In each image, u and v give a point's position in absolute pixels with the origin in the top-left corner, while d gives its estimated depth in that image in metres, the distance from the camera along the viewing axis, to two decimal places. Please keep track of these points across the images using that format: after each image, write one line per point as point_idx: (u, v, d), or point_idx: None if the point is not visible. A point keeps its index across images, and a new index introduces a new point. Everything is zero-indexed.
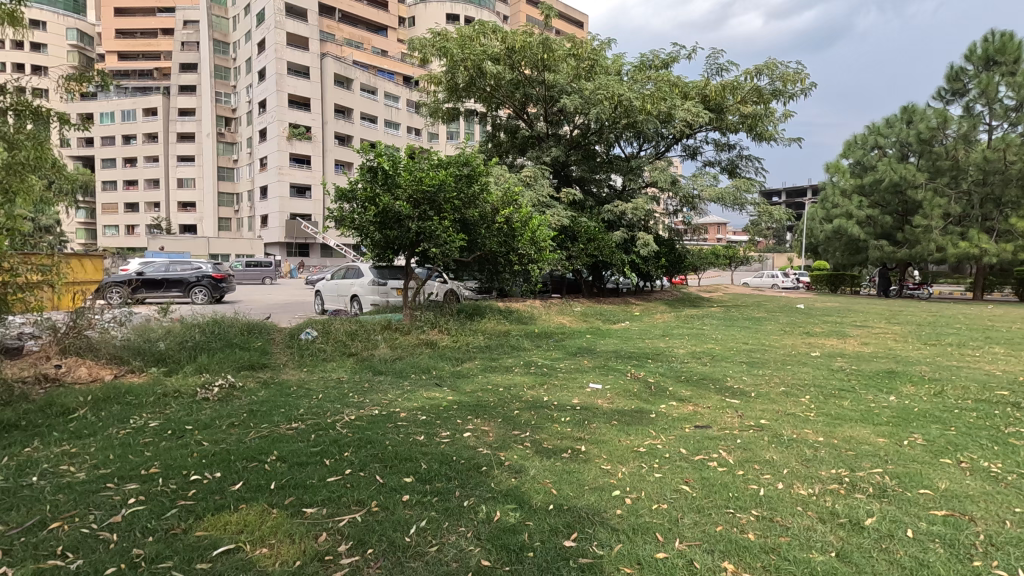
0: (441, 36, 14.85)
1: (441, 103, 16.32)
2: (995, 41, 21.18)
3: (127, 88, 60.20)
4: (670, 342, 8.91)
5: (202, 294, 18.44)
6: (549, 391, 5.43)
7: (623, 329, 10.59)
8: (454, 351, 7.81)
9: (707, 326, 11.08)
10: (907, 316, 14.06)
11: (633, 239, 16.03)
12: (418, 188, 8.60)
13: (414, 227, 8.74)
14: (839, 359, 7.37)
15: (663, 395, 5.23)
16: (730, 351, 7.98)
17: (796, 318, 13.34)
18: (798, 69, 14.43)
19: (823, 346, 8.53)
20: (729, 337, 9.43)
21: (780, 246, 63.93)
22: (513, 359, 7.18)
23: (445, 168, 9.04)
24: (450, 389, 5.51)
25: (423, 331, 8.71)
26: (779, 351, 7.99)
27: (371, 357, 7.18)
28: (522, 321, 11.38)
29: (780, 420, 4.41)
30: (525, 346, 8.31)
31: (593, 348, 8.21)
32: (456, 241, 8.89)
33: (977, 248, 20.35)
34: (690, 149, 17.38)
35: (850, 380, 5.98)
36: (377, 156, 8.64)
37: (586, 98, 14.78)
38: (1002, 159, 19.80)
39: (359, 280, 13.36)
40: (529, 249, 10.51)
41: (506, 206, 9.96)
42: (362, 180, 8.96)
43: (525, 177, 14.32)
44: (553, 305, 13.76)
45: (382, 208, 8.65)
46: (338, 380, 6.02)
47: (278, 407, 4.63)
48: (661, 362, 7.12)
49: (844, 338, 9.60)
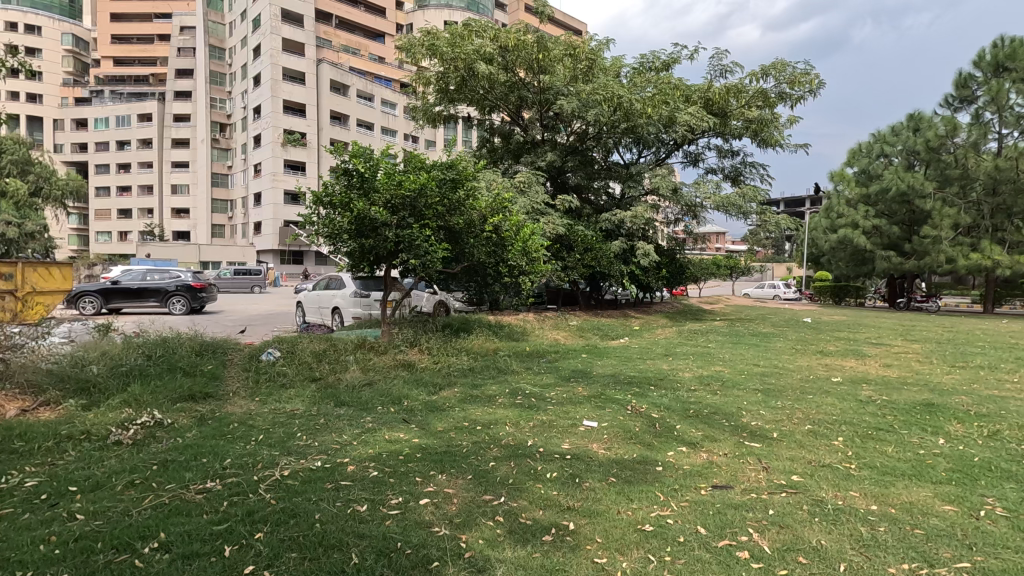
0: (431, 34, 14.08)
1: (431, 106, 15.60)
2: (1005, 46, 20.59)
3: (122, 93, 59.58)
4: (675, 363, 8.10)
5: (180, 305, 17.57)
6: (536, 431, 4.60)
7: (622, 347, 9.75)
8: (433, 374, 6.98)
9: (713, 344, 10.27)
10: (923, 332, 13.29)
11: (633, 249, 15.24)
12: (397, 193, 7.78)
13: (392, 236, 7.88)
14: (865, 386, 6.53)
15: (670, 437, 4.41)
16: (741, 376, 7.14)
17: (806, 334, 12.53)
18: (807, 70, 13.75)
19: (843, 370, 7.72)
20: (738, 358, 8.62)
21: (780, 256, 63.20)
22: (498, 386, 6.35)
23: (428, 171, 8.23)
24: (418, 428, 4.66)
25: (402, 350, 7.87)
26: (796, 376, 7.17)
27: (338, 383, 6.35)
28: (513, 338, 10.54)
29: (817, 476, 3.59)
30: (514, 368, 7.49)
31: (590, 371, 7.40)
32: (439, 251, 8.06)
33: (989, 260, 19.63)
34: (691, 156, 16.69)
35: (887, 416, 5.16)
36: (352, 156, 7.83)
37: (583, 100, 14.08)
38: (1014, 169, 19.13)
39: (340, 292, 12.57)
40: (520, 260, 9.66)
41: (495, 213, 9.18)
42: (336, 183, 8.16)
43: (518, 183, 13.56)
44: (548, 318, 12.93)
45: (357, 215, 7.81)
46: (294, 413, 5.18)
47: (202, 454, 3.78)
48: (665, 390, 6.30)
49: (863, 359, 8.80)
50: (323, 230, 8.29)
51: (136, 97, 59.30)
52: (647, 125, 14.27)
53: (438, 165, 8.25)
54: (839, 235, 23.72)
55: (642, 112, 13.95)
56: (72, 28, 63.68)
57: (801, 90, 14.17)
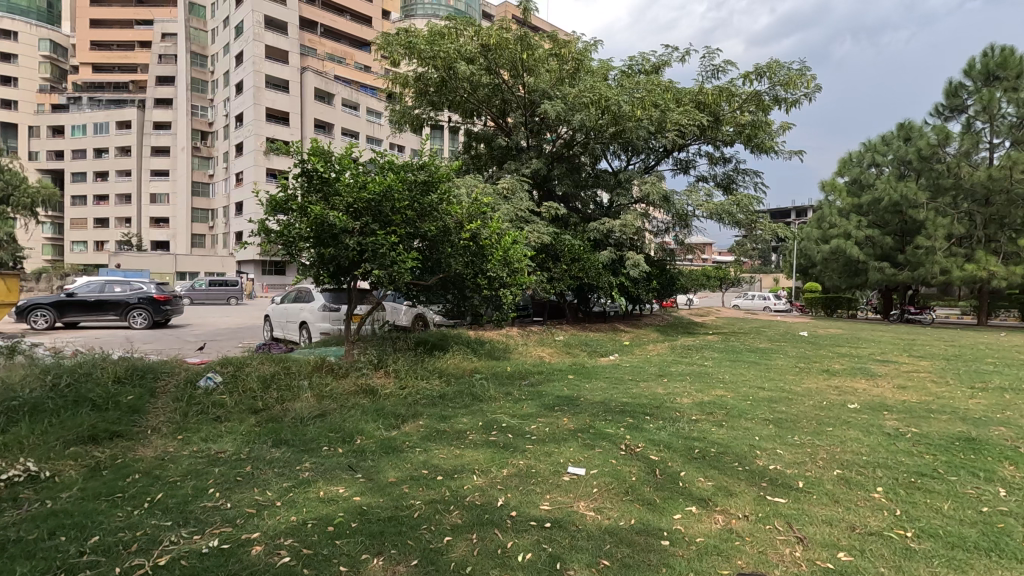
0: (409, 32, 13.27)
1: (410, 109, 14.80)
2: (996, 56, 20.36)
3: (101, 100, 58.25)
4: (671, 386, 7.29)
5: (141, 318, 16.43)
6: (511, 484, 3.73)
7: (612, 367, 8.90)
8: (397, 403, 6.09)
9: (709, 362, 9.49)
10: (926, 347, 12.65)
11: (622, 259, 14.51)
12: (360, 195, 6.91)
13: (353, 243, 6.95)
14: (888, 415, 5.77)
15: (673, 491, 3.58)
16: (746, 404, 6.31)
17: (806, 349, 11.82)
18: (802, 71, 13.17)
19: (856, 395, 6.95)
20: (740, 380, 7.81)
21: (766, 267, 63.07)
22: (471, 418, 5.48)
23: (396, 172, 7.37)
24: (364, 479, 3.76)
25: (365, 374, 6.95)
26: (806, 403, 6.36)
27: (283, 415, 5.40)
28: (494, 357, 9.63)
29: (868, 554, 2.77)
30: (493, 394, 6.63)
31: (576, 397, 6.54)
32: (407, 262, 7.14)
33: (985, 271, 19.20)
34: (682, 163, 16.07)
35: (924, 456, 4.37)
36: (308, 154, 6.97)
37: (569, 103, 13.40)
38: (1008, 178, 18.83)
39: (308, 305, 11.66)
40: (500, 271, 8.77)
41: (472, 219, 8.34)
42: (293, 186, 7.28)
43: (502, 190, 12.78)
44: (533, 334, 12.10)
45: (316, 222, 6.92)
46: (217, 458, 4.23)
47: (63, 528, 2.87)
48: (662, 422, 5.44)
49: (874, 380, 8.05)
50: (277, 237, 7.33)
51: (113, 104, 57.84)
52: (637, 129, 13.63)
53: (407, 165, 7.42)
54: (831, 246, 23.21)
55: (631, 114, 13.29)
56: (51, 34, 62.30)
57: (796, 93, 13.65)
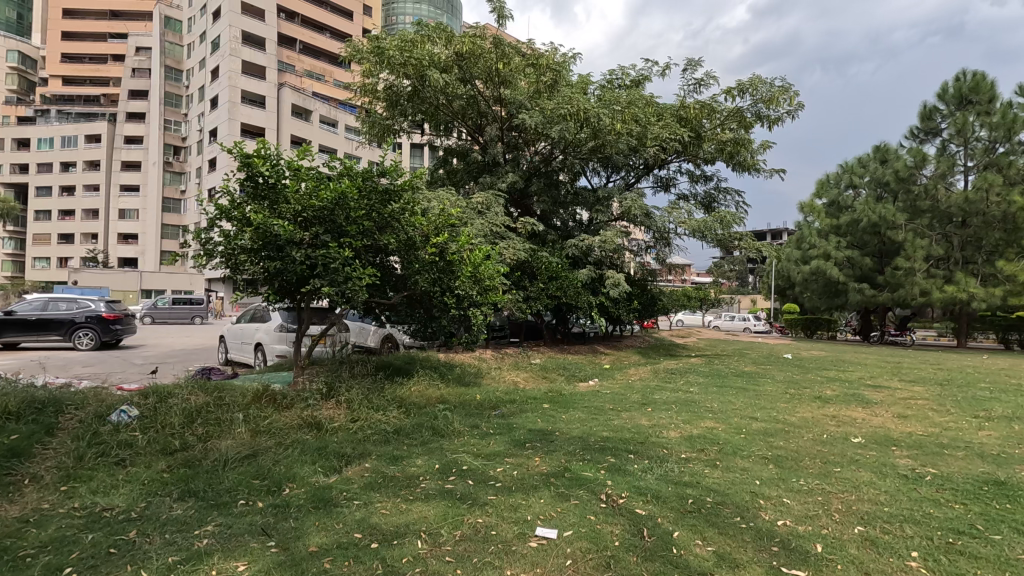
0: (380, 38, 12.70)
1: (382, 120, 14.19)
2: (968, 80, 20.60)
3: (69, 113, 56.62)
4: (656, 417, 6.59)
5: (87, 339, 15.18)
6: (464, 554, 2.96)
7: (591, 394, 8.18)
8: (344, 441, 5.27)
9: (695, 389, 8.84)
10: (914, 370, 12.21)
11: (602, 278, 13.91)
12: (310, 202, 6.17)
13: (300, 257, 6.13)
14: (898, 452, 5.15)
15: (665, 563, 2.87)
16: (740, 438, 5.64)
17: (795, 374, 11.28)
18: (785, 87, 12.89)
19: (856, 427, 6.33)
20: (729, 410, 7.15)
21: (744, 288, 63.35)
22: (427, 460, 4.69)
23: (352, 177, 6.61)
24: (276, 550, 2.96)
25: (312, 405, 6.10)
26: (804, 437, 5.71)
27: (202, 458, 4.54)
28: (463, 383, 8.82)
29: None
30: (458, 428, 5.86)
31: (550, 431, 5.80)
32: (363, 278, 6.33)
33: (964, 293, 19.10)
34: (663, 181, 15.67)
35: (955, 507, 3.74)
36: (251, 156, 6.21)
37: (546, 116, 12.93)
38: (984, 201, 18.92)
39: (264, 325, 10.79)
40: (470, 289, 7.99)
41: (438, 232, 7.60)
42: (237, 192, 6.51)
43: (476, 205, 12.14)
44: (507, 357, 11.37)
45: (259, 232, 6.14)
46: (96, 519, 3.36)
47: None
48: (647, 463, 4.73)
49: (871, 409, 7.46)
50: (216, 249, 6.50)
51: (82, 117, 56.22)
52: (617, 143, 13.18)
53: (364, 170, 6.67)
54: (811, 266, 23.03)
55: (611, 128, 12.84)
56: (20, 45, 60.76)
57: (778, 109, 13.40)
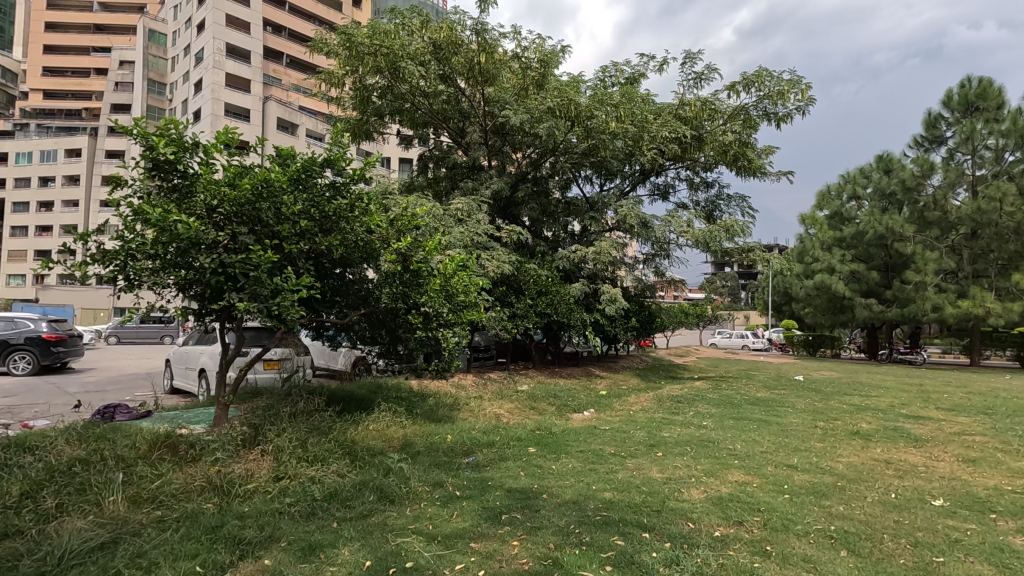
0: (351, 29, 11.42)
1: (355, 122, 12.97)
2: (974, 86, 19.72)
3: (48, 127, 55.00)
4: (671, 468, 5.19)
5: (24, 362, 13.58)
6: None
7: (587, 433, 6.78)
8: (251, 515, 3.83)
9: (708, 424, 7.46)
10: (945, 395, 10.95)
11: (596, 293, 12.62)
12: (226, 193, 4.82)
13: (211, 263, 4.73)
14: (1007, 527, 3.80)
15: None
16: (784, 502, 4.27)
17: (817, 401, 9.95)
18: (794, 81, 11.77)
19: (925, 480, 4.96)
20: (760, 455, 5.76)
21: (738, 304, 62.38)
22: (358, 550, 3.30)
23: (284, 163, 5.21)
24: None
25: (227, 457, 4.68)
26: (868, 499, 4.34)
27: (23, 556, 3.15)
28: (435, 418, 7.38)
29: None
30: (417, 490, 4.46)
31: (538, 493, 4.42)
32: (300, 287, 4.91)
33: (980, 308, 18.00)
34: (660, 188, 14.49)
35: None
36: (150, 133, 4.82)
37: (532, 114, 11.76)
38: (997, 211, 17.90)
39: (209, 349, 9.38)
40: (440, 306, 6.52)
41: (401, 236, 6.22)
42: (141, 184, 5.14)
43: (455, 212, 10.85)
44: (490, 384, 9.96)
45: (160, 231, 4.77)
46: None
47: None
48: (668, 550, 3.36)
49: (927, 450, 6.13)
50: (102, 254, 5.02)
51: (62, 131, 54.67)
52: (611, 143, 12.02)
53: (303, 157, 5.31)
54: (814, 281, 21.86)
55: (604, 126, 11.67)
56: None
57: (786, 106, 12.32)
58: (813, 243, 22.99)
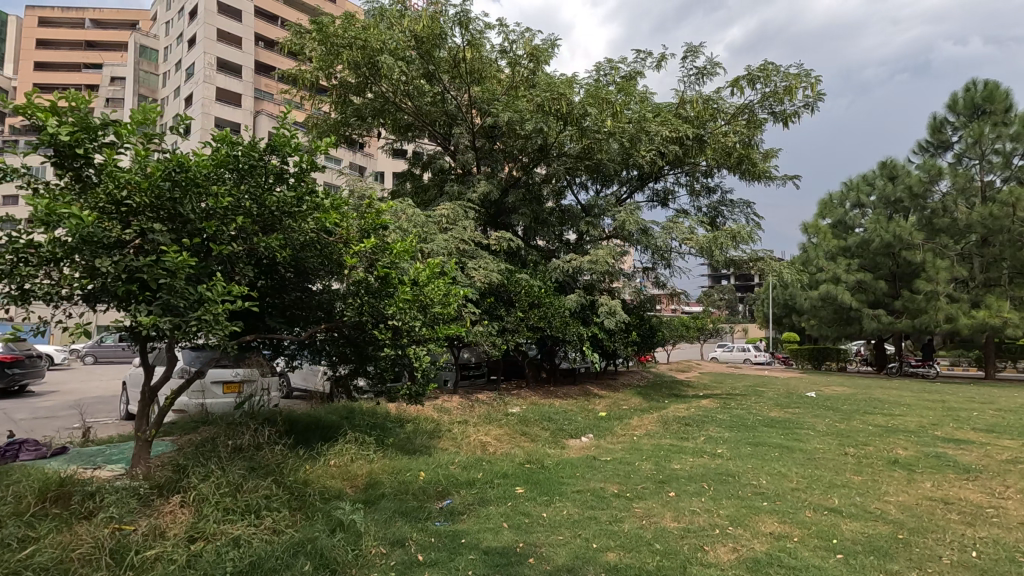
0: (327, 23, 10.60)
1: (335, 125, 12.15)
2: (979, 89, 19.12)
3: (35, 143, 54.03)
4: (687, 515, 4.22)
5: None
6: None
7: (584, 465, 5.82)
8: None
9: (722, 452, 6.50)
10: (974, 413, 10.03)
11: (593, 305, 11.71)
12: (134, 182, 3.94)
13: (112, 266, 3.79)
14: None
15: None
16: (838, 566, 3.33)
17: (839, 422, 8.99)
18: (802, 75, 11.02)
19: (1002, 529, 4.02)
20: (791, 494, 4.80)
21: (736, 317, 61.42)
22: None
23: (213, 147, 4.30)
24: None
25: (131, 513, 3.69)
26: (947, 563, 3.38)
27: None
28: (410, 449, 6.39)
29: None
30: (369, 554, 3.50)
31: (524, 555, 3.46)
32: (226, 294, 3.94)
33: (997, 318, 17.19)
34: (659, 194, 13.69)
35: None
36: (36, 107, 3.86)
37: (521, 113, 10.96)
38: (1010, 217, 17.16)
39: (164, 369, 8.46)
40: (413, 318, 5.56)
41: (365, 237, 5.29)
42: (37, 175, 4.21)
43: (439, 218, 9.96)
44: (478, 406, 8.98)
45: (50, 228, 3.83)
46: None
47: None
48: None
49: (985, 486, 5.19)
50: None
51: None
52: (607, 144, 11.22)
53: (240, 140, 4.41)
54: (819, 291, 21.00)
55: (600, 125, 10.84)
56: None
57: (793, 104, 11.56)
58: (817, 252, 22.20)
